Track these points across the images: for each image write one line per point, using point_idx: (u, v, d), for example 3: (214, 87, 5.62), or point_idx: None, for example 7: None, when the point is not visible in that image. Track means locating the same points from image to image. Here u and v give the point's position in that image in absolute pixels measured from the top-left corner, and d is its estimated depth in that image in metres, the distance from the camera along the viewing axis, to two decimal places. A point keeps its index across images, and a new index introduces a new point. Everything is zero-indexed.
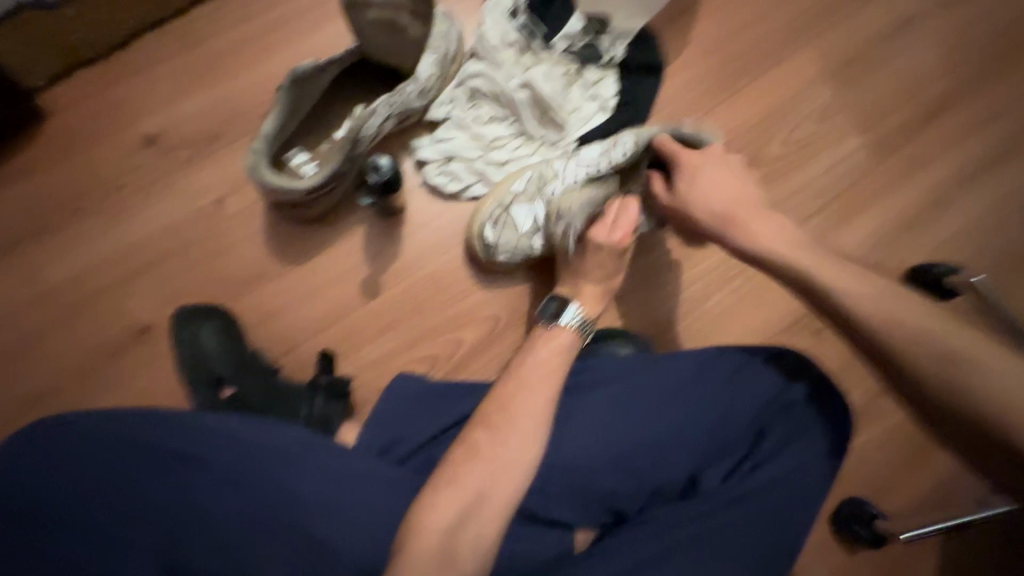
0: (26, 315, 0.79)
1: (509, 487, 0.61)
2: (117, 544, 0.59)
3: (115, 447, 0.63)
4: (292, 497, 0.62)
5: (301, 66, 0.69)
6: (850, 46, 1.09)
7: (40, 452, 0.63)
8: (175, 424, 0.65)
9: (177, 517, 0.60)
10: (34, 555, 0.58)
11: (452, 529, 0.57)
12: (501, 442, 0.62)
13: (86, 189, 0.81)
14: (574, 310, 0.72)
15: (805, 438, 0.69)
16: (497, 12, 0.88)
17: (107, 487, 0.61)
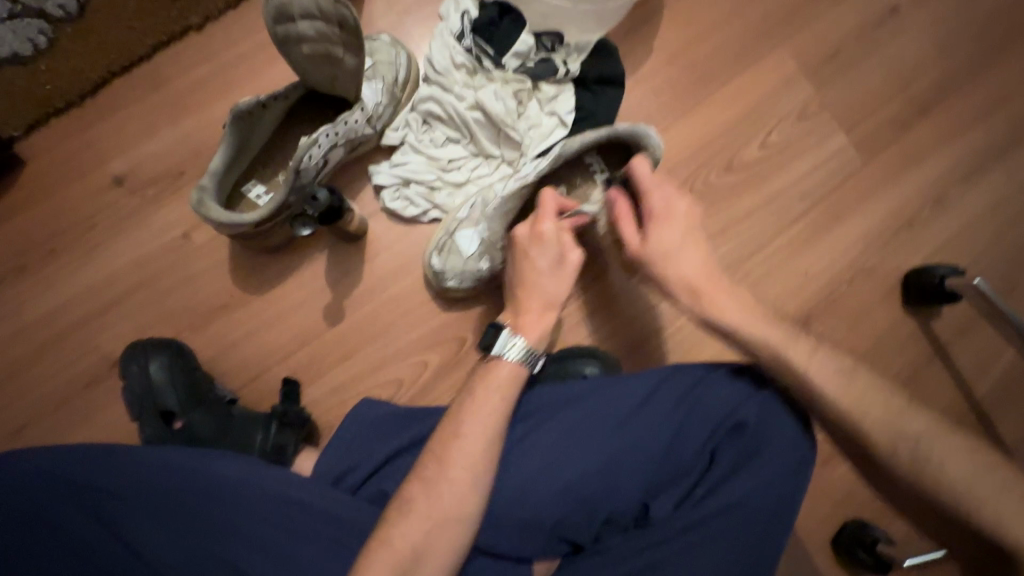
0: (6, 351, 0.83)
1: (444, 522, 0.61)
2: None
3: (52, 500, 0.63)
4: (229, 531, 0.63)
5: (241, 103, 0.70)
6: (829, 43, 1.04)
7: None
8: (106, 461, 0.64)
9: (117, 563, 0.61)
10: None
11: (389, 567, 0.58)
12: (436, 474, 0.63)
13: (61, 229, 0.85)
14: (507, 338, 0.68)
15: (762, 458, 0.63)
16: (445, 36, 0.87)
17: (55, 519, 0.63)
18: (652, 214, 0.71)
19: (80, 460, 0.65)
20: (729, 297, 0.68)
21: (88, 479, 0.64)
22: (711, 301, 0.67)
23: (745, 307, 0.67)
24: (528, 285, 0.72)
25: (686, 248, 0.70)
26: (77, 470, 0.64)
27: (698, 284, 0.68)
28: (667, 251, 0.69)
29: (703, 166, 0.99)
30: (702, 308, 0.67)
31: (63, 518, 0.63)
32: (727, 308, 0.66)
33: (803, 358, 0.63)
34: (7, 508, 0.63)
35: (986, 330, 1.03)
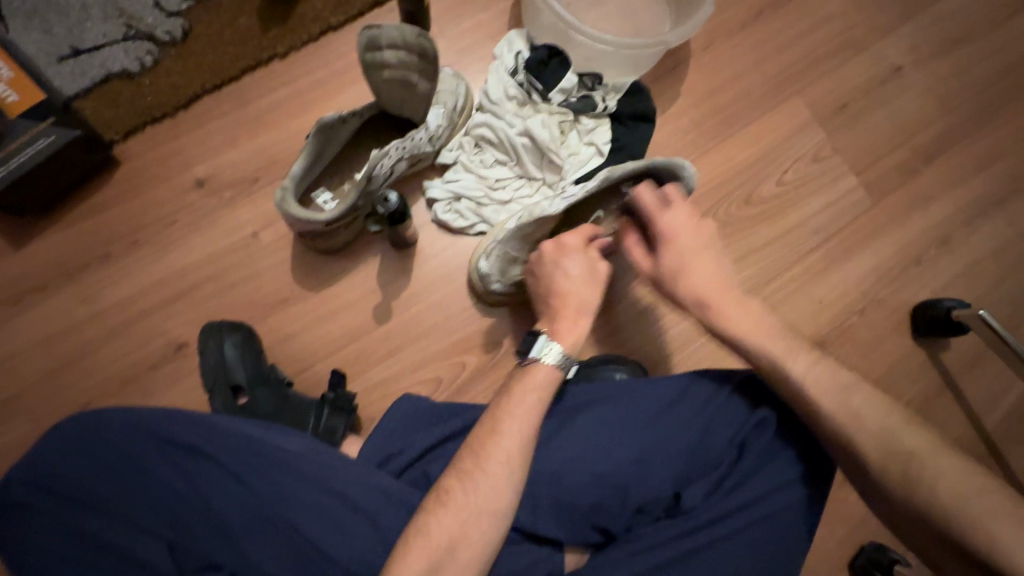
0: (81, 331, 0.90)
1: (495, 497, 0.60)
2: (129, 520, 0.60)
3: (102, 460, 0.62)
4: (287, 498, 0.63)
5: (327, 117, 0.79)
6: (839, 95, 1.15)
7: (67, 425, 0.64)
8: (181, 414, 0.65)
9: (181, 511, 0.61)
10: (56, 520, 0.60)
11: (445, 537, 0.58)
12: (489, 451, 0.63)
13: (144, 224, 0.93)
14: (546, 344, 0.72)
15: (783, 454, 0.69)
16: (499, 71, 0.99)
17: (122, 463, 0.62)
18: (659, 238, 0.80)
19: (131, 421, 0.64)
20: (737, 308, 0.75)
21: (141, 442, 0.63)
22: (718, 310, 0.75)
23: (753, 318, 0.74)
24: (562, 296, 0.77)
25: (695, 262, 0.78)
26: (129, 430, 0.63)
27: (706, 298, 0.76)
28: (678, 268, 0.78)
29: (725, 198, 1.08)
30: (710, 319, 0.76)
31: (111, 479, 0.61)
32: (734, 318, 0.74)
33: (799, 372, 0.68)
34: (79, 448, 0.63)
35: (992, 364, 1.09)
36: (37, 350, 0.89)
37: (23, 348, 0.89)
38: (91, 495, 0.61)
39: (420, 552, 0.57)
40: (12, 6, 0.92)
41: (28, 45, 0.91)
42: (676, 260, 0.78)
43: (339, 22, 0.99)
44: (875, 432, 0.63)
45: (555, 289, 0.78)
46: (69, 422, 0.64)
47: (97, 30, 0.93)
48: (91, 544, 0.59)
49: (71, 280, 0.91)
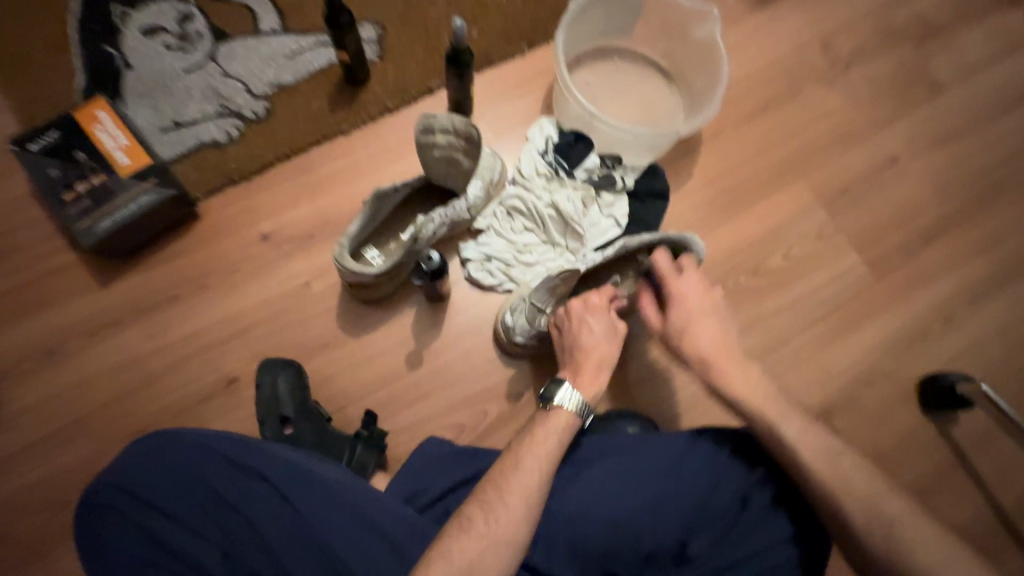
0: (146, 363, 1.00)
1: (513, 530, 0.66)
2: (190, 528, 0.67)
3: (171, 472, 0.70)
4: (326, 523, 0.69)
5: (384, 187, 0.93)
6: (840, 180, 1.26)
7: (144, 439, 0.73)
8: (242, 440, 0.73)
9: (234, 525, 0.68)
10: (127, 522, 0.68)
11: (465, 564, 0.63)
12: (510, 488, 0.69)
13: (212, 270, 1.05)
14: (569, 391, 0.79)
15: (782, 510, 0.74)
16: (531, 151, 1.13)
17: (189, 477, 0.70)
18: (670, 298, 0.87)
19: (199, 440, 0.72)
20: (738, 368, 0.81)
21: (206, 459, 0.71)
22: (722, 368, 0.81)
23: (752, 378, 0.80)
24: (585, 351, 0.84)
25: (702, 322, 0.84)
26: (197, 447, 0.71)
27: (710, 356, 0.82)
28: (686, 326, 0.85)
29: (734, 269, 1.17)
30: (712, 375, 0.81)
31: (176, 490, 0.69)
32: (737, 378, 0.80)
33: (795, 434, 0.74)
34: (153, 461, 0.71)
35: (1004, 442, 1.11)
36: (106, 378, 0.99)
37: (93, 376, 0.99)
38: (158, 503, 0.68)
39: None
40: (130, 87, 1.10)
41: (139, 119, 1.09)
42: (684, 318, 0.85)
43: (395, 106, 1.16)
44: (869, 496, 0.69)
45: (579, 343, 0.85)
46: (149, 438, 0.72)
47: (196, 108, 1.11)
48: (154, 547, 0.67)
49: (142, 316, 1.02)
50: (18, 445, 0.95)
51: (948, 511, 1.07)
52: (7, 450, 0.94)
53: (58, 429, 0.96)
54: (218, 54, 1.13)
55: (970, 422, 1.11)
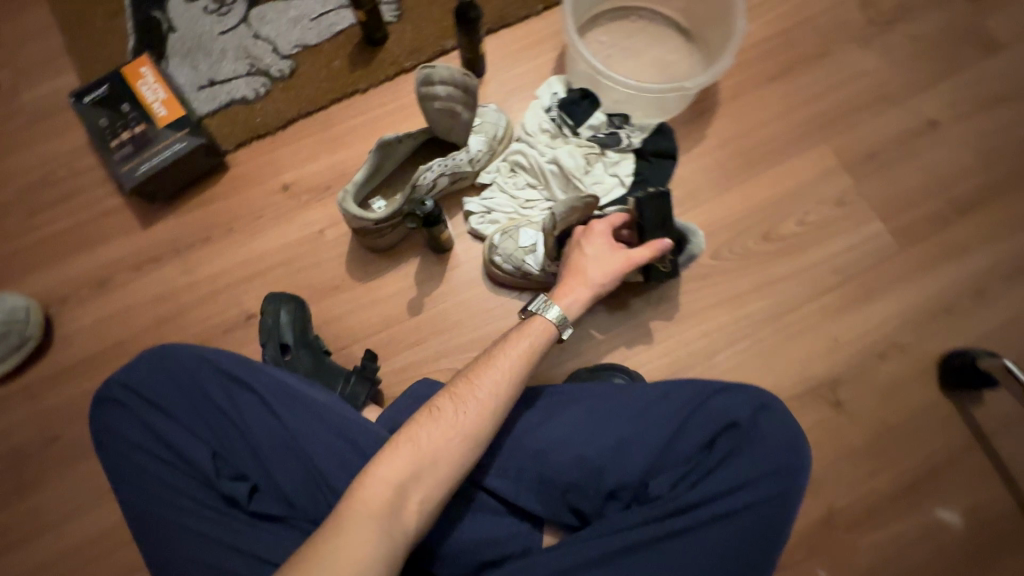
0: (177, 297, 1.10)
1: (476, 422, 0.73)
2: (189, 428, 0.77)
3: (173, 379, 0.78)
4: (305, 434, 0.76)
5: (387, 136, 0.97)
6: (867, 145, 1.19)
7: (150, 351, 0.81)
8: (237, 356, 0.80)
9: (226, 429, 0.76)
10: (135, 418, 0.77)
11: (431, 448, 0.70)
12: (479, 383, 0.76)
13: (238, 216, 1.14)
14: (544, 299, 0.85)
15: (753, 454, 0.74)
16: (537, 109, 1.14)
17: (189, 384, 0.78)
18: None
19: (199, 353, 0.80)
20: None
21: (205, 370, 0.79)
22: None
23: None
24: (578, 265, 0.90)
25: None
26: (195, 360, 0.79)
27: None
28: None
29: (744, 233, 1.14)
30: None
31: (176, 395, 0.78)
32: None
33: None
34: (158, 369, 0.79)
35: None
36: (144, 308, 1.10)
37: (134, 305, 1.10)
38: (160, 404, 0.77)
39: (409, 455, 0.70)
40: (173, 47, 1.20)
41: (179, 77, 1.19)
42: None
43: (411, 65, 1.20)
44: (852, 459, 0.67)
45: (574, 259, 0.91)
46: (156, 349, 0.81)
47: (229, 67, 1.19)
48: (156, 440, 0.76)
49: (175, 254, 1.13)
50: (69, 362, 1.08)
51: (961, 495, 1.01)
52: (61, 365, 1.08)
53: (104, 350, 1.08)
54: (251, 17, 1.21)
55: (992, 404, 1.05)
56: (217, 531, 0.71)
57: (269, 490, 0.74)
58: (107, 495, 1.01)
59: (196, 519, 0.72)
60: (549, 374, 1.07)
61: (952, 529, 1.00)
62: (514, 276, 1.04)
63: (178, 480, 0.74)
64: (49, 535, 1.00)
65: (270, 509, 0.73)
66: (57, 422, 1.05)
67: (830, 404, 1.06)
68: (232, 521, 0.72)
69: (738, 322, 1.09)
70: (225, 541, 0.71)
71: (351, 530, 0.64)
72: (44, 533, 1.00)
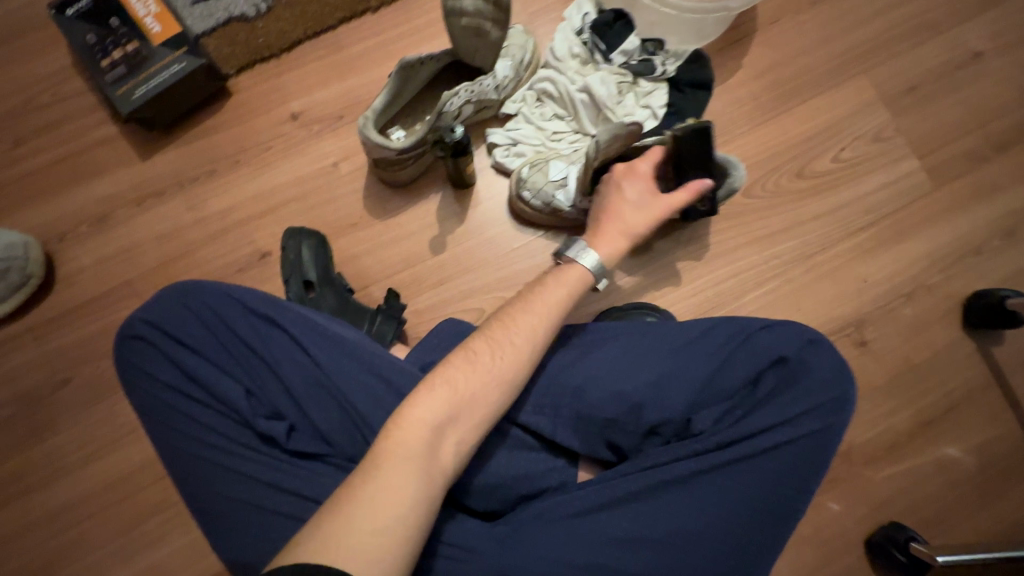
0: (186, 234, 1.05)
1: (516, 362, 0.71)
2: (216, 367, 0.73)
3: (198, 317, 0.75)
4: (342, 372, 0.73)
5: (409, 57, 0.90)
6: (909, 77, 1.13)
7: (174, 290, 0.77)
8: (266, 295, 0.77)
9: (257, 368, 0.73)
10: (160, 357, 0.74)
11: (469, 388, 0.68)
12: (519, 324, 0.74)
13: (245, 147, 1.07)
14: (582, 246, 0.82)
15: (800, 390, 0.73)
16: (566, 31, 1.05)
17: (215, 322, 0.74)
18: None
19: (226, 290, 0.76)
20: None
21: (232, 307, 0.75)
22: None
23: None
24: (613, 211, 0.85)
25: None
26: (222, 296, 0.76)
27: None
28: None
29: (777, 170, 1.09)
30: None
31: (203, 332, 0.74)
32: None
33: None
34: (183, 306, 0.75)
35: None
36: (150, 245, 1.04)
37: (139, 243, 1.04)
38: (185, 342, 0.74)
39: (448, 395, 0.67)
40: None
41: None
42: None
43: None
44: None
45: (608, 202, 0.87)
46: (180, 286, 0.77)
47: None
48: (183, 378, 0.73)
49: (180, 189, 1.06)
50: (76, 302, 1.03)
51: (976, 429, 1.04)
52: (67, 305, 1.03)
53: (113, 289, 1.03)
54: None
55: (1012, 344, 1.06)
56: (256, 469, 0.70)
57: (306, 430, 0.72)
58: (130, 436, 0.99)
59: (234, 458, 0.70)
60: (576, 314, 1.05)
61: (964, 461, 1.03)
62: (542, 213, 1.00)
63: (209, 419, 0.72)
64: (73, 475, 0.98)
65: (309, 448, 0.71)
66: (70, 363, 1.01)
67: (855, 343, 1.06)
68: (270, 461, 0.70)
69: (768, 262, 1.07)
70: (263, 479, 0.69)
71: (389, 466, 0.61)
72: (67, 473, 0.98)
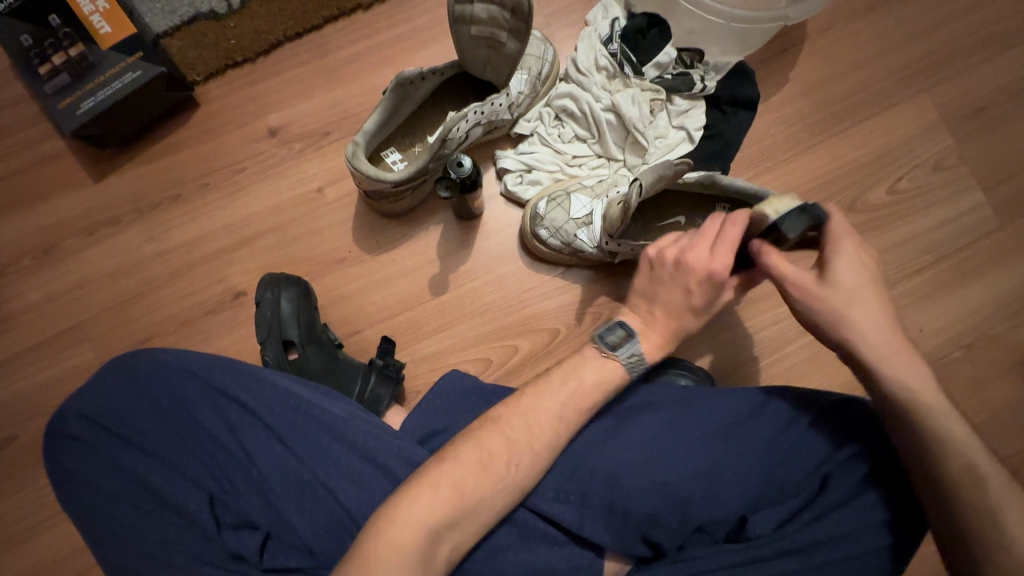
0: (146, 269, 0.90)
1: (533, 455, 0.59)
2: (173, 463, 0.61)
3: (148, 400, 0.62)
4: (327, 463, 0.60)
5: (407, 72, 0.75)
6: (976, 97, 1.00)
7: (117, 368, 0.64)
8: (227, 366, 0.63)
9: (222, 462, 0.61)
10: (103, 454, 0.61)
11: (477, 490, 0.56)
12: (536, 408, 0.61)
13: (215, 168, 0.92)
14: (632, 347, 0.63)
15: (885, 487, 0.59)
16: (591, 38, 0.91)
17: (170, 407, 0.62)
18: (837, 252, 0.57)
19: (181, 360, 0.63)
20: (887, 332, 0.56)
21: (189, 388, 0.62)
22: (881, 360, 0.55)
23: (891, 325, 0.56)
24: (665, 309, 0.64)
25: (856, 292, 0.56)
26: (177, 368, 0.63)
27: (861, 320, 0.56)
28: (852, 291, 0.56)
29: (826, 202, 0.96)
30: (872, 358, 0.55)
31: (154, 421, 0.61)
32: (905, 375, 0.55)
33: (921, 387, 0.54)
34: (129, 388, 0.62)
35: None
36: (105, 282, 0.90)
37: (92, 278, 0.90)
38: (133, 434, 0.61)
39: (451, 494, 0.55)
40: None
41: None
42: (848, 291, 0.56)
43: None
44: None
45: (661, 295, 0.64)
46: (124, 361, 0.64)
47: None
48: (132, 480, 0.60)
49: (139, 216, 0.91)
50: (18, 347, 0.89)
51: None
52: (7, 351, 0.89)
53: (61, 333, 0.89)
54: None
55: None
56: None
57: (284, 537, 0.59)
58: None
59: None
60: None
61: None
62: (560, 252, 0.86)
63: (163, 531, 0.58)
64: (15, 551, 0.85)
65: (287, 561, 0.58)
66: (12, 419, 0.87)
67: None
68: None
69: None
70: None
71: None
72: (7, 547, 0.85)
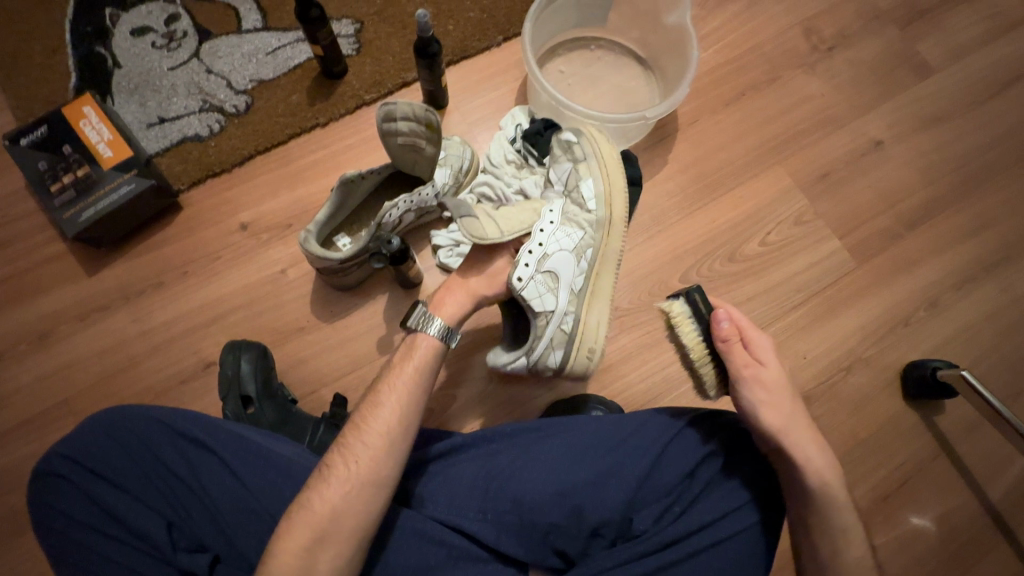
0: (129, 347, 1.04)
1: (386, 452, 0.69)
2: (140, 499, 0.71)
3: (121, 446, 0.73)
4: (270, 491, 0.71)
5: (349, 174, 0.94)
6: (819, 166, 1.23)
7: (92, 421, 0.75)
8: (191, 416, 0.75)
9: (182, 496, 0.71)
10: (79, 494, 0.71)
11: (341, 492, 0.66)
12: (382, 405, 0.73)
13: (194, 258, 1.09)
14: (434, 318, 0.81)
15: (731, 479, 0.74)
16: (501, 140, 1.13)
17: (139, 450, 0.73)
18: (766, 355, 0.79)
19: (151, 412, 0.74)
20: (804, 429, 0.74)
21: (156, 433, 0.73)
22: (796, 448, 0.72)
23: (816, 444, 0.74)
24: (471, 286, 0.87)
25: (780, 395, 0.76)
26: (146, 420, 0.74)
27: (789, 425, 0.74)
28: (774, 385, 0.76)
29: (709, 256, 1.16)
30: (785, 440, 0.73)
31: (125, 463, 0.72)
32: (822, 469, 0.71)
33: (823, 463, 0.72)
34: (105, 438, 0.73)
35: (988, 430, 1.08)
36: (90, 361, 1.03)
37: (78, 359, 1.03)
38: (106, 475, 0.72)
39: (345, 474, 0.67)
40: (119, 84, 1.14)
41: (126, 114, 1.13)
42: (774, 385, 0.76)
43: (372, 98, 1.17)
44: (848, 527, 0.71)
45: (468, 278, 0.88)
46: (100, 415, 0.75)
47: (180, 104, 1.14)
48: (104, 515, 0.71)
49: (124, 303, 1.06)
50: (7, 424, 1.00)
51: (931, 501, 1.05)
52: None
53: (49, 409, 1.01)
54: (202, 52, 1.16)
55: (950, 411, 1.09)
56: None
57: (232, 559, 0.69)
58: None
59: None
60: (527, 406, 1.06)
61: (924, 533, 1.03)
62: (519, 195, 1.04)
63: (126, 557, 0.68)
64: None
65: None
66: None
67: None
68: None
69: None
70: None
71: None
72: None
